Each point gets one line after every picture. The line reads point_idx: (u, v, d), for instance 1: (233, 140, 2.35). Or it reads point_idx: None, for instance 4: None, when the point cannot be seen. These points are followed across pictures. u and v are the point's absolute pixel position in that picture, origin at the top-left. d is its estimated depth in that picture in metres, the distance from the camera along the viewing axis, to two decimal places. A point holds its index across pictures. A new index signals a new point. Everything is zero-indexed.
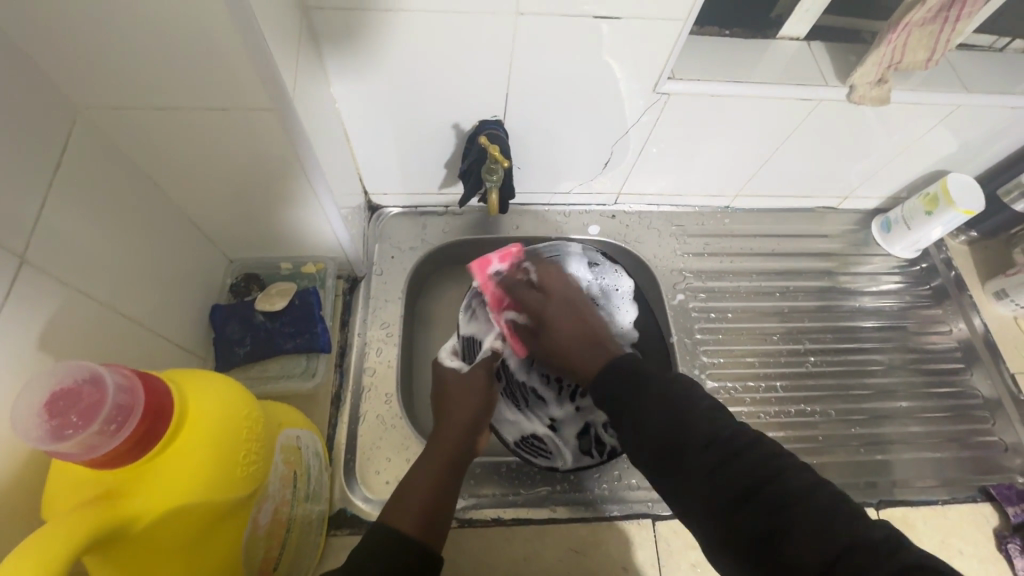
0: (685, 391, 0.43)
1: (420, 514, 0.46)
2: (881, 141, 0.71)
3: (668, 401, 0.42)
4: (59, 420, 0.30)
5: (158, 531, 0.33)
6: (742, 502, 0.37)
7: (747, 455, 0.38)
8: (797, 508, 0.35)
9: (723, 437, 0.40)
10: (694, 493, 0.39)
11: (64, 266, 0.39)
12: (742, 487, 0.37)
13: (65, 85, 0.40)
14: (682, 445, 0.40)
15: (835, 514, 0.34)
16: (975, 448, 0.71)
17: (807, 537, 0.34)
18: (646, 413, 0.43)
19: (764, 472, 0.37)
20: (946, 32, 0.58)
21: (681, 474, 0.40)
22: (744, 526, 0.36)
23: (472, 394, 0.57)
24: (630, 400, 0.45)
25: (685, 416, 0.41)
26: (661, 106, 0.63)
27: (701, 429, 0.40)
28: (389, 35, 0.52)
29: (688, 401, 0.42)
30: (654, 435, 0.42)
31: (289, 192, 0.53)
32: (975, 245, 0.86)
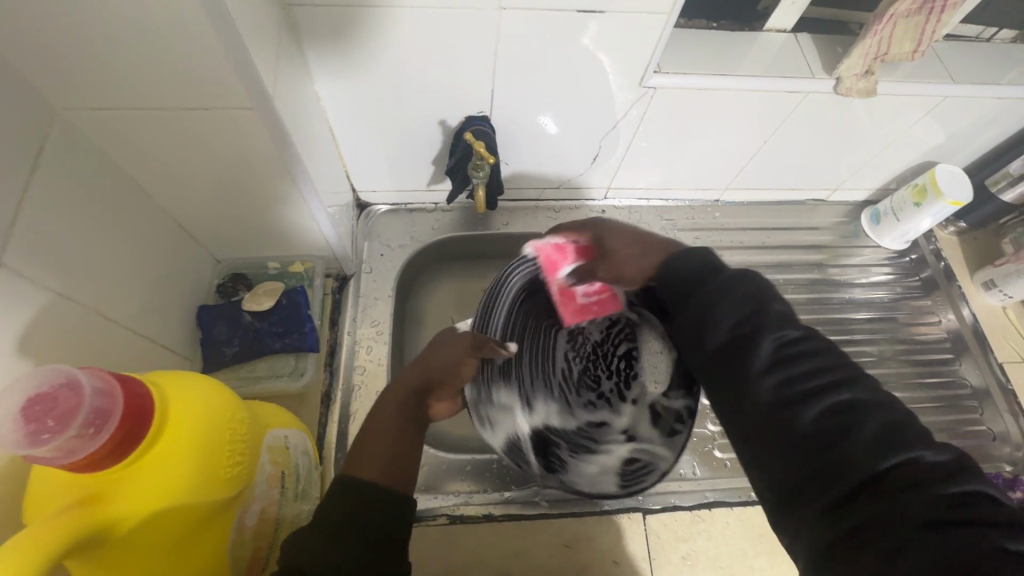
0: (762, 292, 0.38)
1: (385, 464, 0.41)
2: (868, 133, 0.71)
3: (738, 297, 0.38)
4: (35, 424, 0.30)
5: (142, 535, 0.33)
6: (802, 402, 0.33)
7: (815, 361, 0.35)
8: (858, 420, 0.32)
9: (788, 344, 0.35)
10: (747, 396, 0.35)
11: (43, 269, 0.39)
12: (804, 389, 0.33)
13: (41, 86, 0.39)
14: (744, 343, 0.36)
15: (896, 432, 0.31)
16: (964, 438, 0.72)
17: (863, 446, 0.30)
18: (711, 310, 0.38)
19: (830, 380, 0.34)
20: (931, 22, 0.58)
21: (737, 373, 0.36)
22: (797, 429, 0.33)
23: (446, 349, 0.54)
24: (693, 296, 0.40)
25: (754, 312, 0.37)
26: (648, 99, 0.62)
27: (775, 328, 0.36)
28: (373, 32, 0.52)
29: (762, 301, 0.37)
30: (713, 334, 0.38)
31: (273, 190, 0.53)
32: (964, 236, 0.86)
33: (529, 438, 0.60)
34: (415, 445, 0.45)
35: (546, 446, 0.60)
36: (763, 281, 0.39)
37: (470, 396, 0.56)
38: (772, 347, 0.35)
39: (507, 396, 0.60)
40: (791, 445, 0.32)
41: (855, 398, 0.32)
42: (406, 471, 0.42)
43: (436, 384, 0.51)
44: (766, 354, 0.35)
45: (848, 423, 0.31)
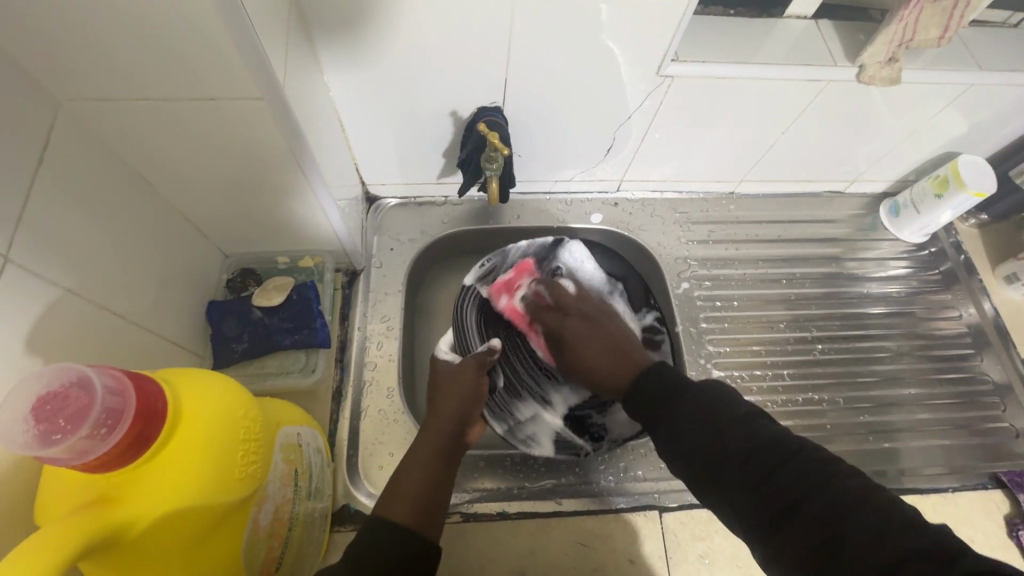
0: (723, 397, 0.43)
1: (417, 505, 0.46)
2: (889, 123, 0.69)
3: (705, 409, 0.42)
4: (47, 425, 0.29)
5: (155, 536, 0.32)
6: (792, 512, 0.35)
7: (792, 463, 0.37)
8: (846, 521, 0.33)
9: (762, 443, 0.39)
10: (739, 508, 0.38)
11: (49, 264, 0.38)
12: (789, 498, 0.36)
13: (45, 77, 0.38)
14: (725, 457, 0.39)
15: (888, 527, 0.32)
16: (986, 435, 0.70)
17: (860, 550, 0.32)
18: (687, 432, 0.42)
19: (808, 478, 0.36)
20: (960, 7, 0.56)
21: (722, 484, 0.39)
22: (794, 544, 0.34)
23: (463, 381, 0.57)
24: (662, 408, 0.45)
25: (725, 422, 0.41)
26: (664, 89, 0.61)
27: (747, 438, 0.39)
28: (385, 21, 0.50)
29: (722, 411, 0.41)
30: (696, 448, 0.41)
31: (283, 184, 0.52)
32: (985, 228, 0.84)
33: (566, 426, 0.64)
34: (446, 483, 0.50)
35: (583, 423, 0.65)
36: (722, 385, 0.44)
37: (499, 429, 0.62)
38: (751, 458, 0.38)
39: (527, 409, 0.65)
40: (796, 561, 0.34)
41: (839, 493, 0.34)
42: (433, 510, 0.46)
43: (466, 420, 0.55)
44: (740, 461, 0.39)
45: (836, 526, 0.33)
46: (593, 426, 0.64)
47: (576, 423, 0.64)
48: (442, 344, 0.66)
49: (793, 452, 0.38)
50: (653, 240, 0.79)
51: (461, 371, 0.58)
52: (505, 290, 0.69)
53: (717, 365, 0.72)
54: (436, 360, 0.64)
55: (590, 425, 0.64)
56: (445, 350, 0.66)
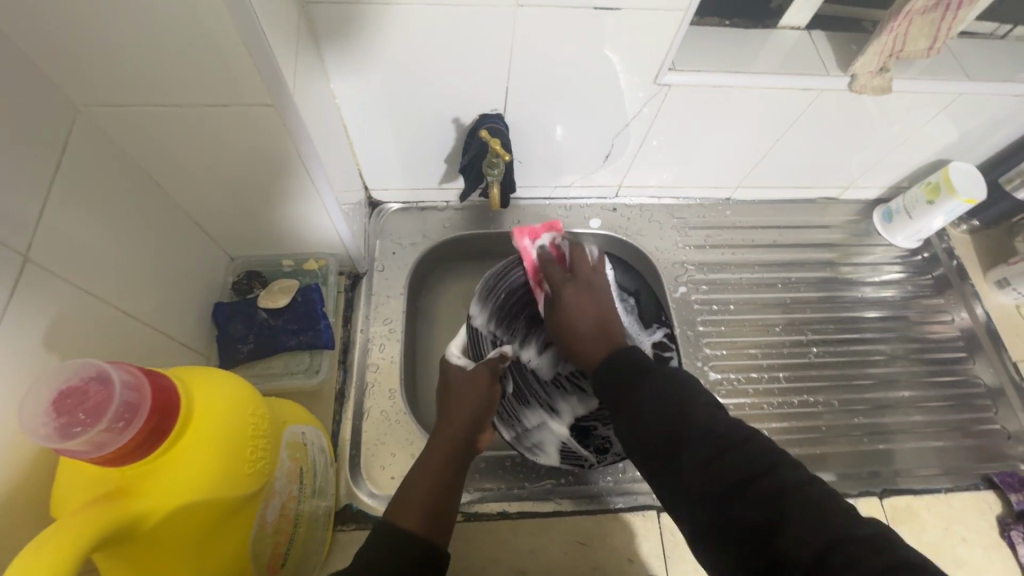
0: (684, 383, 0.42)
1: (426, 513, 0.46)
2: (880, 131, 0.71)
3: (664, 391, 0.42)
4: (67, 417, 0.30)
5: (166, 529, 0.33)
6: (735, 494, 0.35)
7: (739, 453, 0.37)
8: (786, 502, 0.33)
9: (717, 431, 0.38)
10: (689, 488, 0.37)
11: (64, 265, 0.39)
12: (739, 479, 0.36)
13: (64, 83, 0.39)
14: (678, 440, 0.39)
15: (827, 510, 0.33)
16: (978, 437, 0.71)
17: (799, 529, 0.32)
18: (642, 413, 0.41)
19: (756, 469, 0.36)
20: (948, 19, 0.58)
21: (673, 465, 0.39)
22: (735, 521, 0.35)
23: (476, 390, 0.56)
24: (625, 390, 0.44)
25: (682, 407, 0.40)
26: (661, 97, 0.62)
27: (703, 422, 0.39)
28: (390, 30, 0.52)
29: (684, 398, 0.41)
30: (653, 426, 0.40)
31: (289, 188, 0.53)
32: (977, 234, 0.86)
33: (572, 435, 0.63)
34: (454, 491, 0.50)
35: (589, 434, 0.63)
36: (683, 374, 0.43)
37: (508, 436, 0.60)
38: (705, 441, 0.38)
39: (534, 416, 0.64)
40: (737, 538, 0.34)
41: (782, 479, 0.35)
42: (442, 520, 0.47)
43: (478, 426, 0.54)
44: (697, 441, 0.38)
45: (776, 517, 0.33)
46: (598, 438, 0.63)
47: (582, 433, 0.64)
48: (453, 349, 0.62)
49: (747, 438, 0.38)
50: (651, 245, 0.80)
51: (473, 381, 0.56)
52: (530, 236, 0.65)
53: (714, 367, 0.73)
54: (447, 365, 0.59)
55: (596, 436, 0.63)
56: (456, 353, 0.62)
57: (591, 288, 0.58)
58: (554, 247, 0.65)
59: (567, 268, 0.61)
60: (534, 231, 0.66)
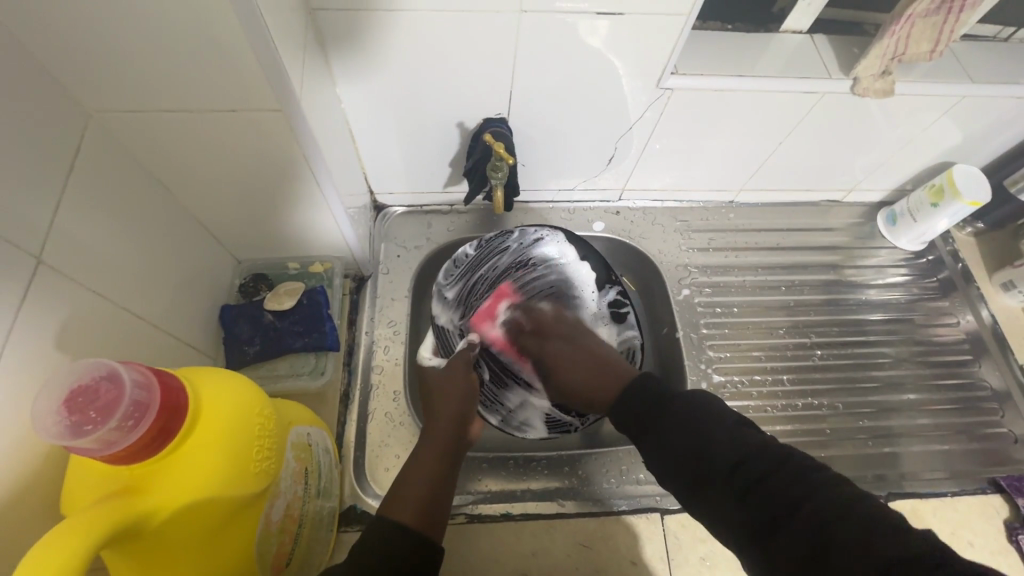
0: (712, 410, 0.44)
1: (419, 504, 0.47)
2: (884, 134, 0.71)
3: (692, 417, 0.44)
4: (78, 415, 0.31)
5: (174, 526, 0.34)
6: (779, 521, 0.36)
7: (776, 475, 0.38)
8: (827, 526, 0.34)
9: (750, 457, 0.39)
10: (730, 515, 0.39)
11: (75, 266, 0.40)
12: (775, 508, 0.36)
13: (77, 89, 0.40)
14: (712, 469, 0.40)
15: (869, 530, 0.32)
16: (984, 440, 0.71)
17: (843, 552, 0.32)
18: (672, 440, 0.43)
19: (795, 489, 0.36)
20: (950, 22, 0.58)
21: (712, 500, 0.40)
22: (783, 549, 0.35)
23: (456, 382, 0.59)
24: (652, 422, 0.46)
25: (712, 437, 0.42)
26: (664, 101, 0.63)
27: (732, 449, 0.40)
28: (395, 36, 0.53)
29: (707, 426, 0.43)
30: (686, 455, 0.42)
31: (296, 192, 0.54)
32: (982, 236, 0.85)
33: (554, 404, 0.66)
34: (449, 486, 0.50)
35: (569, 399, 0.66)
36: (705, 397, 0.45)
37: (494, 422, 0.65)
38: (736, 470, 0.39)
39: (515, 395, 0.67)
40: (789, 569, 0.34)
41: (822, 501, 0.35)
42: (437, 514, 0.47)
43: (463, 421, 0.56)
44: (729, 470, 0.40)
45: (827, 537, 0.33)
46: (578, 402, 0.66)
47: (562, 401, 0.66)
48: (425, 350, 0.66)
49: (778, 462, 0.39)
50: (654, 247, 0.80)
51: (451, 378, 0.60)
52: (489, 318, 0.68)
53: (717, 370, 0.73)
54: (423, 369, 0.63)
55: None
56: (428, 355, 0.66)
57: (572, 337, 0.64)
58: (512, 319, 0.68)
59: (533, 331, 0.67)
60: (487, 313, 0.69)
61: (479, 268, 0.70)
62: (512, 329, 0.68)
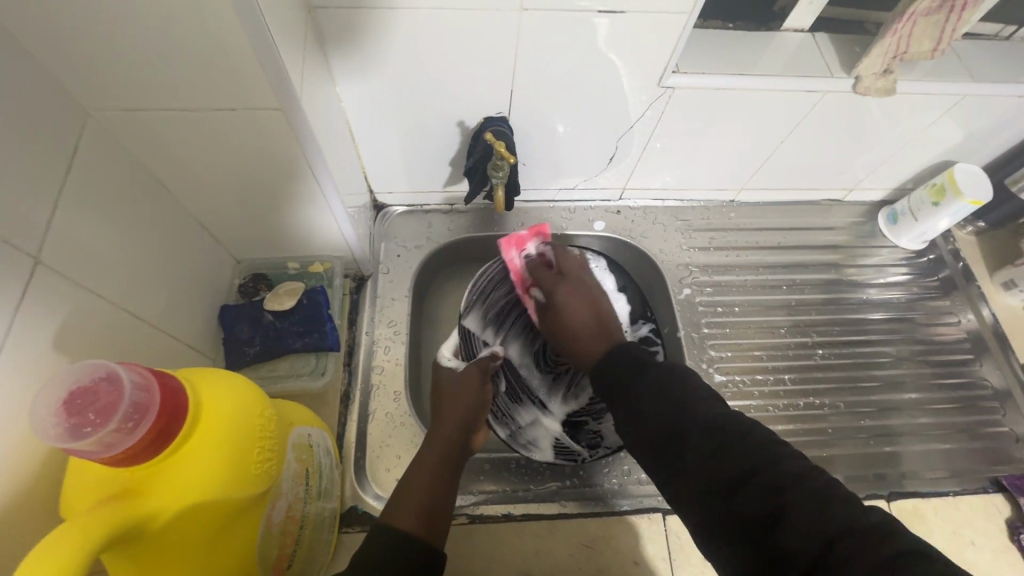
0: (681, 378, 0.42)
1: (421, 512, 0.46)
2: (885, 133, 0.71)
3: (664, 383, 0.42)
4: (77, 418, 0.30)
5: (175, 528, 0.34)
6: (736, 486, 0.35)
7: (739, 444, 0.37)
8: (786, 494, 0.33)
9: (716, 424, 0.38)
10: (689, 478, 0.38)
11: (75, 267, 0.40)
12: (739, 471, 0.35)
13: (75, 87, 0.40)
14: (679, 432, 0.39)
15: (828, 503, 0.32)
16: (985, 439, 0.71)
17: (800, 522, 0.32)
18: (645, 404, 0.42)
19: (757, 459, 0.36)
20: (952, 21, 0.58)
21: (676, 461, 0.39)
22: (737, 514, 0.34)
23: (468, 386, 0.58)
24: (625, 387, 0.44)
25: (682, 405, 0.40)
26: (665, 99, 0.62)
27: (702, 415, 0.39)
28: (395, 34, 0.52)
29: (680, 392, 0.41)
30: (654, 419, 0.41)
31: (296, 192, 0.53)
32: (983, 235, 0.85)
33: (564, 430, 0.66)
34: (450, 491, 0.50)
35: (579, 429, 0.66)
36: (680, 366, 0.44)
37: (502, 435, 0.61)
38: (706, 435, 0.38)
39: (528, 412, 0.66)
40: (737, 529, 0.34)
41: (785, 471, 0.34)
42: (437, 521, 0.47)
43: (470, 427, 0.55)
44: (697, 437, 0.38)
45: (783, 505, 0.33)
46: (589, 433, 0.65)
47: (573, 429, 0.66)
48: (443, 350, 0.64)
49: (746, 431, 0.37)
50: (655, 247, 0.80)
51: (462, 380, 0.59)
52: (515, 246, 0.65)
53: (719, 369, 0.73)
54: (439, 368, 0.62)
55: (587, 431, 0.65)
56: (446, 355, 0.63)
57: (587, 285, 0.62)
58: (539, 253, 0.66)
59: (555, 268, 0.64)
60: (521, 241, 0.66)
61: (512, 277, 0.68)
62: (534, 266, 0.65)
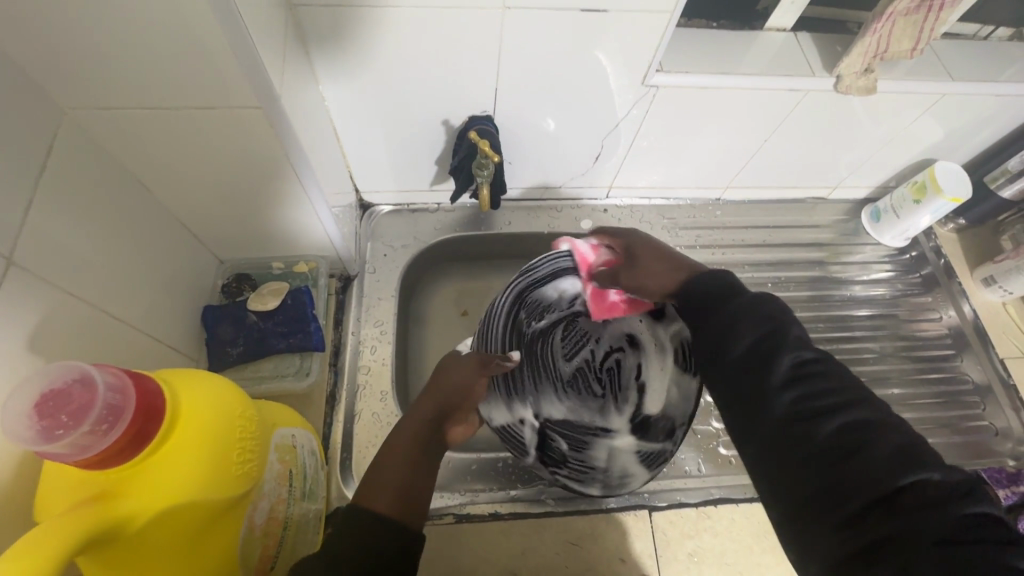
0: (777, 313, 0.36)
1: (397, 490, 0.41)
2: (866, 132, 0.72)
3: (753, 314, 0.36)
4: (49, 420, 0.30)
5: (151, 532, 0.33)
6: (821, 422, 0.32)
7: (839, 404, 0.32)
8: (869, 440, 0.30)
9: (814, 376, 0.33)
10: (766, 408, 0.33)
11: (51, 268, 0.39)
12: (845, 440, 0.31)
13: (50, 85, 0.39)
14: (770, 374, 0.34)
15: (907, 456, 0.30)
16: (967, 433, 0.72)
17: (881, 469, 0.29)
18: (733, 328, 0.36)
19: (867, 427, 0.31)
20: (930, 20, 0.58)
21: (760, 406, 0.34)
22: (811, 447, 0.31)
23: (453, 371, 0.55)
24: (711, 311, 0.38)
25: (778, 340, 0.34)
26: (650, 98, 0.63)
27: (794, 346, 0.34)
28: (380, 32, 0.52)
29: (777, 328, 0.35)
30: (739, 354, 0.35)
31: (278, 191, 0.53)
32: (963, 233, 0.87)
33: (641, 438, 0.57)
34: (433, 470, 0.46)
35: (648, 426, 0.57)
36: (777, 303, 0.37)
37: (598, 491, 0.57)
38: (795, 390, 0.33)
39: (600, 448, 0.57)
40: (807, 462, 0.31)
41: (888, 445, 0.30)
42: (417, 499, 0.42)
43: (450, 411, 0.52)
44: (784, 370, 0.34)
45: (883, 476, 0.29)
46: (659, 424, 0.57)
47: (644, 429, 0.57)
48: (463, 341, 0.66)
49: (832, 374, 0.33)
50: None
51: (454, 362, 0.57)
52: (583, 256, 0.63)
53: None
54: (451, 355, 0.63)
55: (657, 422, 0.57)
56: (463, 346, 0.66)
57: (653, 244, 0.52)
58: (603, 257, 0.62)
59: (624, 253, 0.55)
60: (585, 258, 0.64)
61: (498, 338, 0.62)
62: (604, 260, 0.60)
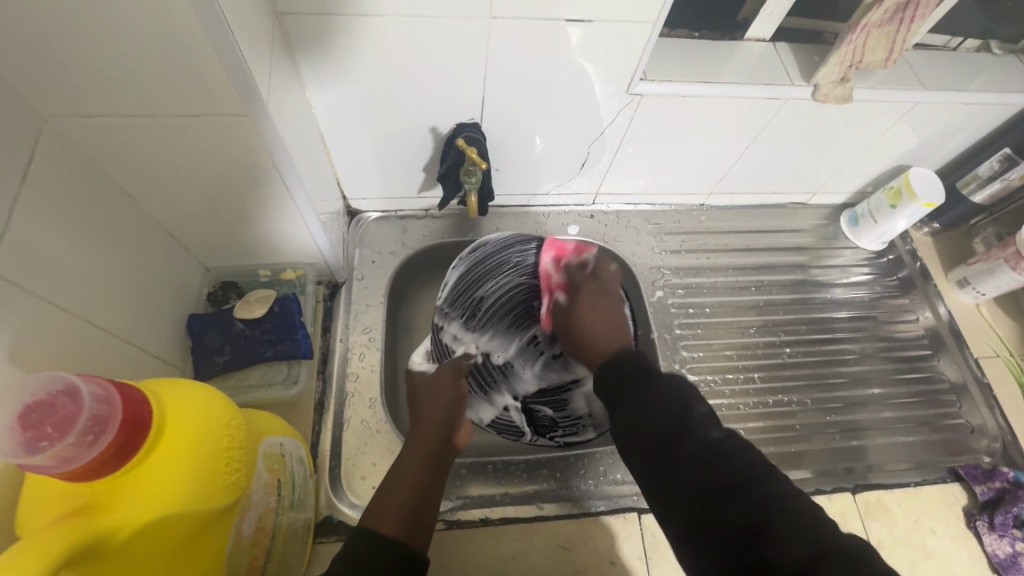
0: (681, 391, 0.44)
1: (402, 516, 0.46)
2: (844, 140, 0.74)
3: (669, 400, 0.43)
4: (32, 432, 0.29)
5: (137, 545, 0.33)
6: (726, 496, 0.36)
7: (733, 460, 0.38)
8: (778, 506, 0.34)
9: (713, 438, 0.40)
10: (677, 470, 0.39)
11: (32, 277, 0.38)
12: (737, 482, 0.36)
13: (32, 93, 0.39)
14: (676, 439, 0.40)
15: (786, 499, 0.35)
16: (945, 431, 0.74)
17: (788, 536, 0.33)
18: (642, 412, 0.43)
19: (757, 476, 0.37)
20: (902, 32, 0.61)
21: (673, 467, 0.40)
22: (713, 503, 0.36)
23: (446, 390, 0.58)
24: (623, 391, 0.46)
25: (682, 414, 0.42)
26: (634, 106, 0.64)
27: (700, 431, 0.40)
28: (364, 39, 0.52)
29: (681, 401, 0.43)
30: (650, 428, 0.42)
31: (266, 199, 0.53)
32: (938, 236, 0.90)
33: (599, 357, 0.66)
34: (434, 494, 0.50)
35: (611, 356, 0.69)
36: (680, 379, 0.46)
37: (592, 434, 0.64)
38: (701, 446, 0.39)
39: (578, 399, 0.67)
40: (715, 517, 0.36)
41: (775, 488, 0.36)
42: (420, 526, 0.47)
43: (451, 425, 0.56)
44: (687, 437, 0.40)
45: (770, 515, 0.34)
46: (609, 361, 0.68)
47: None
48: (415, 355, 0.66)
49: (729, 438, 0.40)
50: (628, 250, 0.81)
51: (442, 380, 0.59)
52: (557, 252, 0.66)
53: (691, 369, 0.74)
54: (412, 374, 0.64)
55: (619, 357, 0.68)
56: (419, 361, 0.66)
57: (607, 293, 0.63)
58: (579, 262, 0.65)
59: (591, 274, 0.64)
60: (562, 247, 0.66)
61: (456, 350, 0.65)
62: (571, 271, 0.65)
